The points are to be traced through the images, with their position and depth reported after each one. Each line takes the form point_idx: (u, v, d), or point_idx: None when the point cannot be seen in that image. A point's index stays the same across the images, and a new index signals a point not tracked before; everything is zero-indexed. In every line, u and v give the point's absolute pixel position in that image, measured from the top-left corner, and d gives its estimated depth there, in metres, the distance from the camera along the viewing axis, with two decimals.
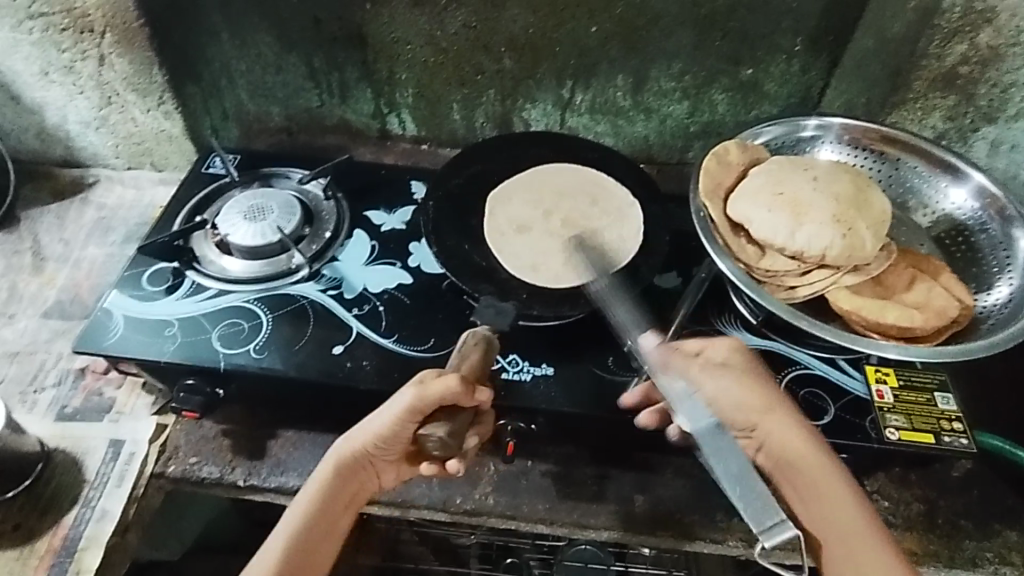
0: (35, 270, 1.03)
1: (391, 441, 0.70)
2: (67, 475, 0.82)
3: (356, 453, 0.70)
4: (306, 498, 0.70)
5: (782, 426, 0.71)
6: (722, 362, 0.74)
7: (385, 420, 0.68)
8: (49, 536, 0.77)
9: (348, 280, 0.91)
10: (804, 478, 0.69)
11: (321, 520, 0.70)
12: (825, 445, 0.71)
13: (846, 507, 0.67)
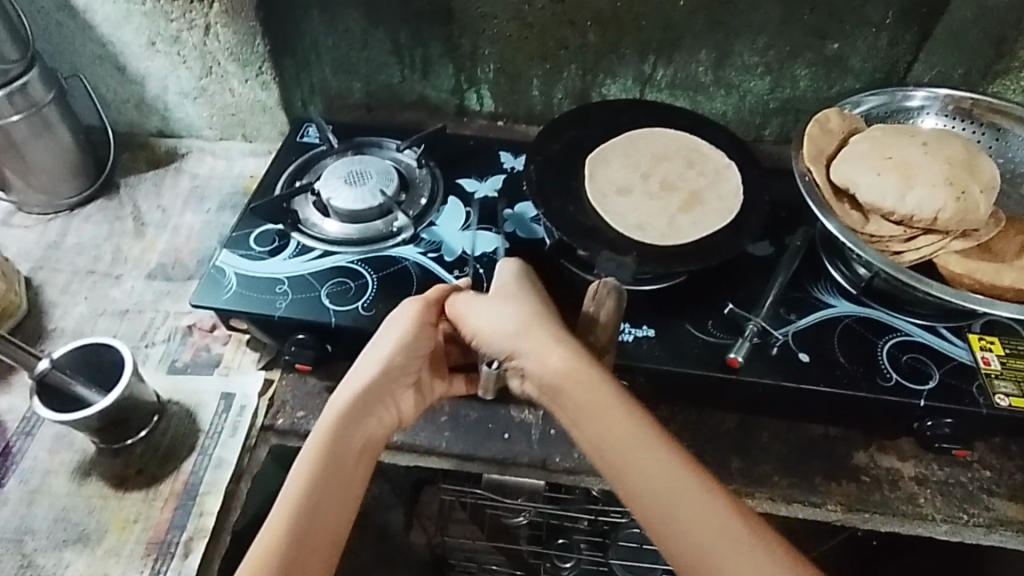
0: (136, 235, 1.07)
1: (397, 366, 0.73)
2: (182, 425, 0.85)
3: (362, 393, 0.71)
4: (304, 463, 0.66)
5: (597, 393, 0.65)
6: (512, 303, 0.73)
7: (390, 345, 0.73)
8: (171, 480, 0.81)
9: (447, 243, 0.94)
10: (655, 463, 0.62)
11: (333, 473, 0.66)
12: (640, 428, 0.64)
13: (680, 479, 0.61)
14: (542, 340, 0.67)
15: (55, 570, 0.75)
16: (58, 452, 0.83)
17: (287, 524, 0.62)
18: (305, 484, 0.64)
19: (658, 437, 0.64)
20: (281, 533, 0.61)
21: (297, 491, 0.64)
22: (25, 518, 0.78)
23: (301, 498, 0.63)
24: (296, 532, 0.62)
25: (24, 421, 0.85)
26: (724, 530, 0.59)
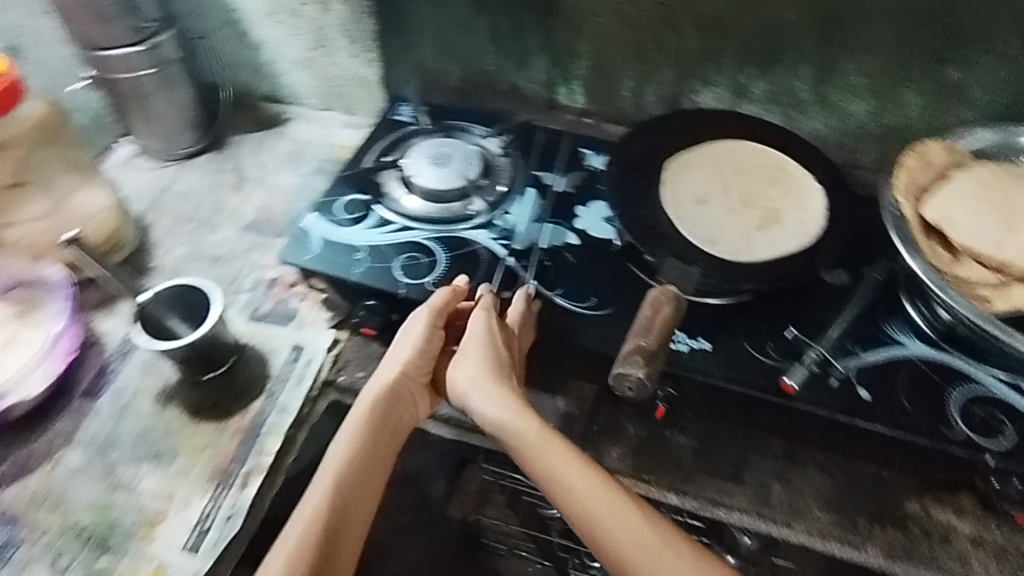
0: (236, 189, 1.16)
1: (411, 376, 0.82)
2: (255, 368, 0.93)
3: (380, 399, 0.80)
4: (330, 462, 0.75)
5: (520, 427, 0.75)
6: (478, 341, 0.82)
7: (407, 348, 0.82)
8: (239, 417, 0.88)
9: (518, 232, 0.96)
10: (568, 484, 0.71)
11: (362, 471, 0.75)
12: (579, 462, 0.72)
13: (594, 494, 0.70)
14: (493, 385, 0.78)
15: (131, 481, 0.83)
16: (145, 376, 0.92)
17: (319, 514, 0.71)
18: (333, 482, 0.73)
19: (597, 472, 0.72)
20: (311, 522, 0.70)
21: (325, 487, 0.73)
22: (113, 431, 0.87)
23: (327, 492, 0.72)
24: (326, 526, 0.71)
25: (121, 345, 0.95)
26: (636, 535, 0.68)
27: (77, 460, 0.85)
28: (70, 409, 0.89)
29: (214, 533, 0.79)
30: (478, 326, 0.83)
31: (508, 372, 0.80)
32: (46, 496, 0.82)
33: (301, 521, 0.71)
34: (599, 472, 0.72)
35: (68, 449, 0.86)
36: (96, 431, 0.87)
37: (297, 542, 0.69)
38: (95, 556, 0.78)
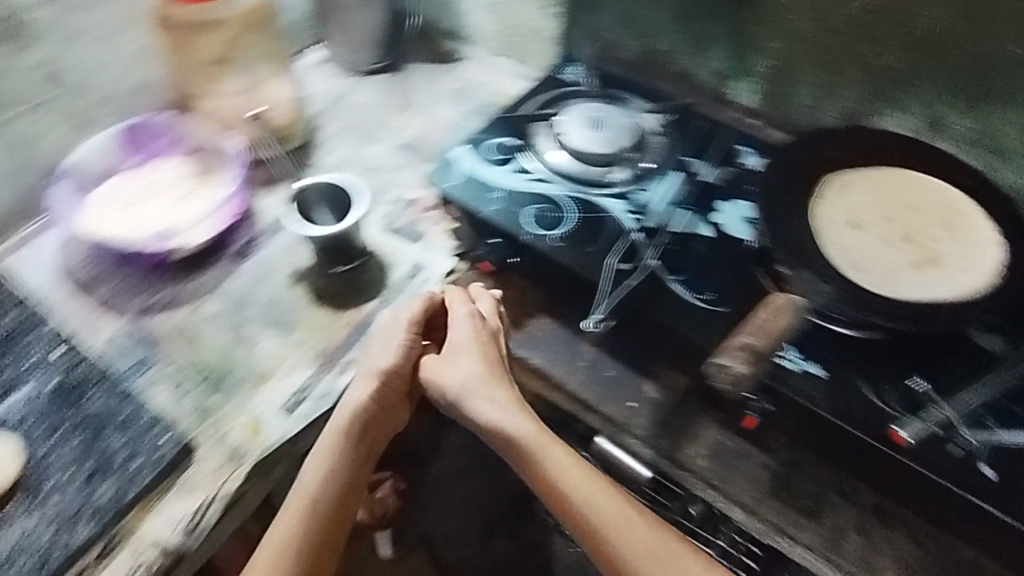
0: (401, 110, 1.23)
1: (393, 376, 0.85)
2: (378, 274, 1.00)
3: (363, 393, 0.84)
4: (322, 452, 0.82)
5: (514, 432, 0.80)
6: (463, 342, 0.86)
7: (388, 350, 0.86)
8: (353, 312, 0.95)
9: (653, 211, 0.95)
10: (566, 491, 0.77)
11: (338, 473, 0.82)
12: (579, 470, 0.78)
13: (593, 501, 0.76)
14: (476, 391, 0.83)
15: (253, 339, 0.92)
16: (286, 254, 1.01)
17: (311, 499, 0.80)
18: (320, 471, 0.81)
19: (599, 480, 0.78)
20: (304, 506, 0.80)
21: (315, 474, 0.81)
22: (249, 293, 0.97)
23: (315, 480, 0.81)
24: (308, 524, 0.79)
25: (271, 222, 1.05)
26: (641, 538, 0.74)
27: (215, 309, 0.95)
28: (219, 265, 1.00)
29: (308, 403, 0.86)
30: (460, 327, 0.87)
31: (497, 375, 0.85)
32: (183, 331, 0.92)
33: (298, 504, 0.80)
34: (601, 479, 0.78)
35: (210, 297, 0.96)
36: (235, 289, 0.97)
37: (294, 521, 0.79)
38: (209, 393, 0.86)
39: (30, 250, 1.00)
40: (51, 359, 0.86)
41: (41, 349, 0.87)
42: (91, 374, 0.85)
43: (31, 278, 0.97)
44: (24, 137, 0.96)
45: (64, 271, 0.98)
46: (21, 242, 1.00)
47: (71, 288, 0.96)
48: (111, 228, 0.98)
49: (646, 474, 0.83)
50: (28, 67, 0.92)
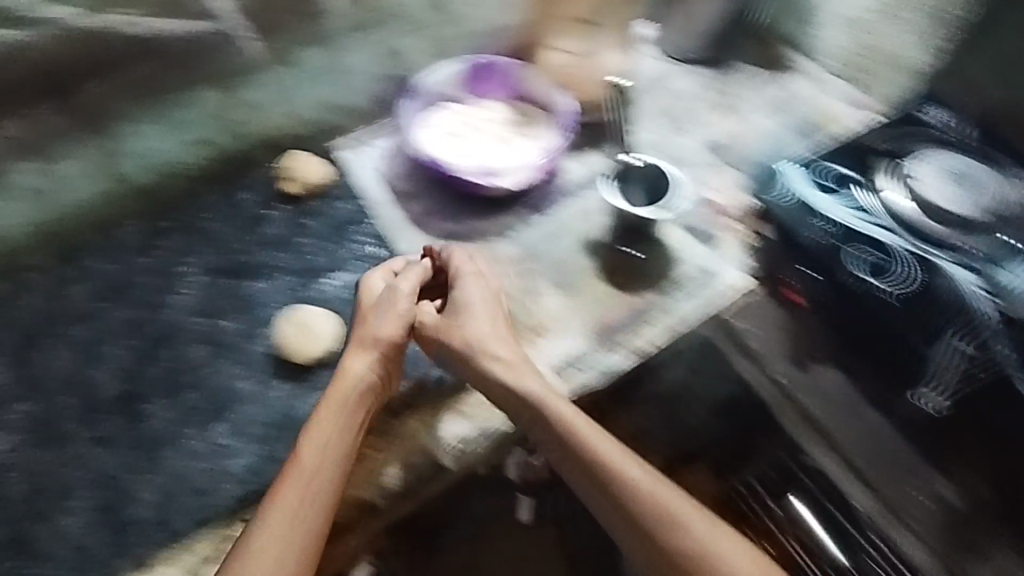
0: (714, 109, 1.16)
1: (388, 332, 0.81)
2: (666, 265, 0.95)
3: (359, 357, 0.80)
4: (320, 414, 0.76)
5: (509, 380, 0.79)
6: (485, 301, 0.85)
7: (388, 315, 0.83)
8: (636, 297, 0.93)
9: (1010, 293, 0.85)
10: (603, 480, 0.74)
11: (341, 433, 0.74)
12: (614, 452, 0.75)
13: (634, 484, 0.73)
14: (462, 333, 0.82)
15: (537, 293, 0.95)
16: (580, 220, 1.02)
17: (319, 457, 0.72)
18: (325, 431, 0.74)
19: (631, 459, 0.75)
20: (310, 464, 0.72)
21: (315, 436, 0.74)
22: (539, 246, 0.99)
23: (317, 442, 0.73)
24: (319, 476, 0.71)
25: (574, 184, 1.05)
26: (694, 524, 0.71)
27: (507, 251, 0.99)
28: (516, 211, 1.02)
29: (580, 373, 0.87)
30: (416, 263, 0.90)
31: (464, 295, 0.86)
32: None
33: (297, 465, 0.72)
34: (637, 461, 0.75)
35: (504, 240, 1.00)
36: (529, 238, 1.00)
37: (301, 481, 0.71)
38: None
39: (363, 150, 1.03)
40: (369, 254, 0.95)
41: (363, 240, 0.96)
42: None
43: (361, 178, 1.01)
44: None
45: (389, 180, 1.02)
46: (356, 141, 1.03)
47: (392, 197, 1.01)
48: (446, 150, 1.01)
49: (846, 559, 0.85)
50: None
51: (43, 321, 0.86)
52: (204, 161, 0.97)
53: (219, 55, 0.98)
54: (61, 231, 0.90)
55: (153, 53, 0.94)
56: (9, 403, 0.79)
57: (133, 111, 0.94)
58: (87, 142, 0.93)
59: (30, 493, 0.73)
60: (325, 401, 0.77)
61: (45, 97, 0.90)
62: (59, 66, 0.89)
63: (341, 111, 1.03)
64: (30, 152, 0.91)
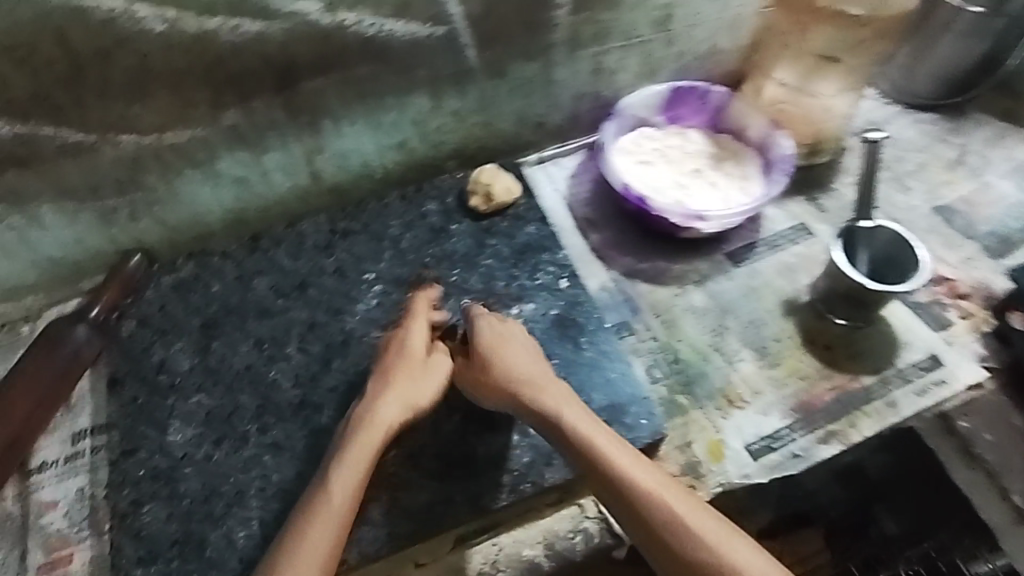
0: (949, 167, 1.02)
1: (427, 390, 0.72)
2: (882, 344, 0.85)
3: (390, 407, 0.70)
4: (352, 457, 0.65)
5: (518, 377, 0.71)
6: (525, 341, 0.75)
7: (405, 355, 0.74)
8: (844, 377, 0.83)
9: None
10: (604, 473, 0.64)
11: (348, 472, 0.64)
12: (667, 487, 0.63)
13: (640, 477, 0.63)
14: (494, 353, 0.72)
15: (733, 356, 0.85)
16: (783, 277, 0.92)
17: (344, 500, 0.62)
18: (355, 472, 0.64)
19: (686, 494, 0.63)
20: (340, 511, 0.61)
21: (342, 475, 0.63)
22: (736, 300, 0.90)
23: (342, 487, 0.63)
24: (323, 515, 0.61)
25: (777, 235, 0.96)
26: (712, 531, 0.60)
27: (698, 302, 0.90)
28: (712, 258, 0.94)
29: (778, 457, 0.78)
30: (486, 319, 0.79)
31: (506, 328, 0.75)
32: (663, 314, 0.89)
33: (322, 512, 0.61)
34: (694, 497, 0.63)
35: (695, 288, 0.91)
36: (723, 290, 0.91)
37: (327, 529, 0.60)
38: (678, 388, 0.83)
39: (549, 169, 1.01)
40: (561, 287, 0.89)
41: (548, 269, 0.90)
42: (589, 316, 0.87)
43: (546, 201, 0.99)
44: (606, 70, 0.94)
45: (572, 205, 0.99)
46: (545, 158, 1.02)
47: (575, 224, 0.97)
48: (639, 181, 0.95)
49: None
50: (651, 6, 0.89)
51: (226, 309, 0.84)
52: (395, 165, 0.93)
53: (451, 56, 0.82)
54: (250, 219, 0.90)
55: (380, 53, 0.78)
56: (189, 393, 0.78)
57: (340, 104, 0.81)
58: (297, 132, 0.82)
59: (205, 494, 0.71)
60: (349, 441, 0.67)
61: (268, 91, 0.76)
62: (294, 60, 0.75)
63: (536, 128, 0.98)
64: (237, 141, 0.79)
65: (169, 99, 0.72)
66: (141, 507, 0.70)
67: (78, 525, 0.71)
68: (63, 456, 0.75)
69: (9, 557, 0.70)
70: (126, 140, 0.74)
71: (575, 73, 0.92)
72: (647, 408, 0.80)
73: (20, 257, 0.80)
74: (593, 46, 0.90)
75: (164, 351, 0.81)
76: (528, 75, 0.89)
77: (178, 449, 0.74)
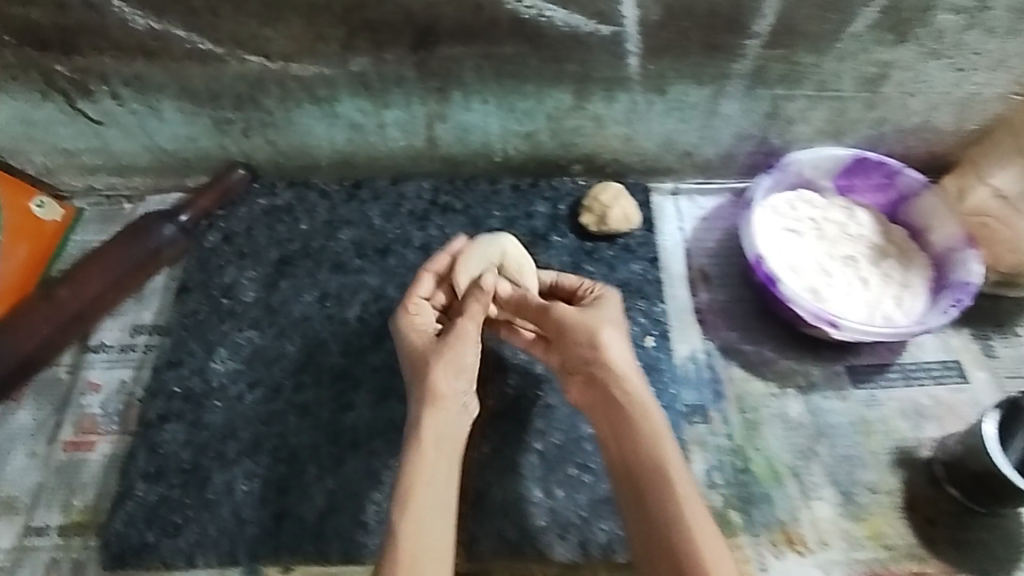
0: None
1: (457, 378, 0.64)
2: (1002, 545, 0.70)
3: (440, 417, 0.63)
4: (421, 482, 0.59)
5: (611, 362, 0.66)
6: (615, 318, 0.69)
7: (440, 357, 0.65)
8: (940, 566, 0.69)
9: None
10: (650, 485, 0.61)
11: (426, 493, 0.58)
12: (668, 454, 0.62)
13: (686, 506, 0.60)
14: (597, 331, 0.67)
15: (811, 489, 0.73)
16: (907, 419, 0.77)
17: (428, 526, 0.56)
18: (431, 501, 0.58)
19: (683, 471, 0.62)
20: (428, 548, 0.55)
21: (416, 505, 0.57)
22: (839, 427, 0.77)
23: (421, 518, 0.57)
24: (416, 550, 0.55)
25: (918, 367, 0.80)
26: (693, 508, 0.59)
27: (793, 412, 0.78)
28: (828, 366, 0.81)
29: None
30: (509, 299, 0.72)
31: (600, 312, 0.69)
32: (748, 412, 0.78)
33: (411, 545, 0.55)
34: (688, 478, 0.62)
35: (795, 395, 0.79)
36: (827, 410, 0.78)
37: (421, 556, 0.55)
38: (734, 504, 0.72)
39: (682, 203, 0.90)
40: (643, 345, 0.79)
41: (633, 318, 0.80)
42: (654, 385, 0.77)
43: (665, 239, 0.87)
44: (785, 117, 0.79)
45: (693, 252, 0.87)
46: (681, 190, 0.91)
47: (687, 275, 0.86)
48: (777, 254, 0.83)
49: None
50: (867, 60, 0.72)
51: (305, 251, 0.83)
52: (517, 153, 0.85)
53: (611, 59, 0.71)
54: (357, 164, 0.86)
55: (532, 38, 0.68)
56: (245, 325, 0.77)
57: (477, 79, 0.73)
58: (424, 96, 0.75)
59: (225, 432, 0.71)
60: (408, 466, 0.60)
61: (404, 48, 0.70)
62: (438, 23, 0.67)
63: (681, 157, 0.86)
64: (361, 89, 0.74)
65: (301, 30, 0.68)
66: (165, 422, 0.71)
67: (110, 416, 0.74)
68: (118, 343, 0.78)
69: (47, 420, 0.74)
70: (253, 60, 0.70)
71: (747, 111, 0.78)
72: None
73: (137, 140, 0.81)
74: (779, 88, 0.75)
75: (236, 274, 0.81)
76: (692, 100, 0.76)
77: (216, 378, 0.74)
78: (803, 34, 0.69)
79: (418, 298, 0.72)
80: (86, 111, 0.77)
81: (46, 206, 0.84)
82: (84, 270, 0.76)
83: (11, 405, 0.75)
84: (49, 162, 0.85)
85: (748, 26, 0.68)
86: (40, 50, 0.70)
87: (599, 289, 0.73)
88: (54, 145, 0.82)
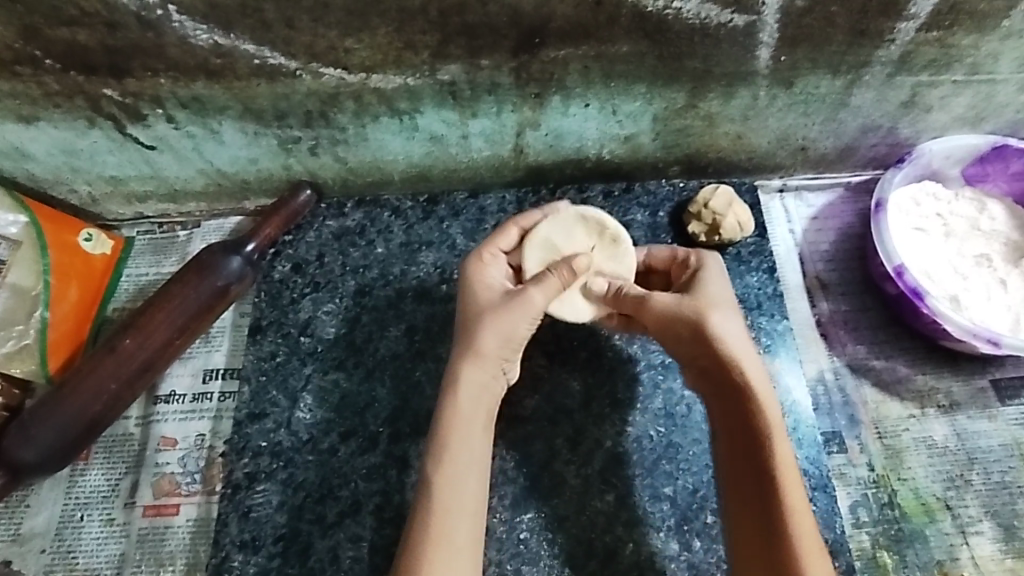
0: None
1: (505, 342, 0.60)
2: None
3: (479, 378, 0.59)
4: (459, 436, 0.57)
5: (721, 350, 0.59)
6: (718, 293, 0.62)
7: (488, 317, 0.60)
8: None
9: None
10: (755, 483, 0.56)
11: (457, 456, 0.56)
12: (772, 445, 0.56)
13: (792, 515, 0.53)
14: (703, 318, 0.60)
15: (970, 522, 0.67)
16: None
17: (452, 487, 0.55)
18: (465, 465, 0.56)
19: (788, 465, 0.55)
20: (456, 512, 0.55)
21: (451, 461, 0.56)
22: (991, 451, 0.70)
23: (456, 479, 0.56)
24: (441, 508, 0.54)
25: None
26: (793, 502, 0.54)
27: (937, 437, 0.70)
28: (973, 382, 0.73)
29: None
30: (603, 292, 0.63)
31: (709, 296, 0.61)
32: (889, 438, 0.70)
33: (444, 503, 0.55)
34: (793, 472, 0.55)
35: (937, 416, 0.71)
36: (976, 433, 0.71)
37: (450, 516, 0.54)
38: (884, 543, 0.66)
39: (789, 202, 0.81)
40: (770, 367, 0.70)
41: (756, 338, 0.72)
42: (788, 413, 0.69)
43: (777, 244, 0.79)
44: (922, 105, 0.71)
45: (807, 257, 0.78)
46: (789, 186, 0.81)
47: (805, 282, 0.77)
48: (907, 256, 0.73)
49: None
50: None
51: (385, 278, 0.74)
52: (613, 157, 0.75)
53: (740, 52, 0.63)
54: (432, 178, 0.76)
55: (653, 33, 0.61)
56: (328, 367, 0.70)
57: (580, 82, 0.65)
58: (518, 103, 0.66)
59: (322, 492, 0.65)
60: (442, 423, 0.58)
61: (504, 52, 0.61)
62: (548, 22, 0.59)
63: (794, 153, 0.76)
64: (448, 99, 0.66)
65: (389, 39, 0.59)
66: (255, 483, 0.65)
67: (190, 475, 0.67)
68: (191, 393, 0.71)
69: (121, 481, 0.68)
70: (332, 74, 0.62)
71: (880, 100, 0.70)
72: (849, 559, 0.64)
73: (191, 165, 0.72)
74: (923, 75, 0.67)
75: (313, 308, 0.73)
76: (822, 92, 0.68)
77: (305, 430, 0.67)
78: (968, 12, 0.61)
79: (495, 250, 0.64)
80: (136, 136, 0.68)
81: (93, 239, 0.75)
82: (147, 318, 0.67)
83: (80, 466, 0.68)
84: (95, 191, 0.76)
85: (906, 8, 0.61)
86: (86, 75, 0.62)
87: (699, 262, 0.64)
88: (100, 174, 0.73)
